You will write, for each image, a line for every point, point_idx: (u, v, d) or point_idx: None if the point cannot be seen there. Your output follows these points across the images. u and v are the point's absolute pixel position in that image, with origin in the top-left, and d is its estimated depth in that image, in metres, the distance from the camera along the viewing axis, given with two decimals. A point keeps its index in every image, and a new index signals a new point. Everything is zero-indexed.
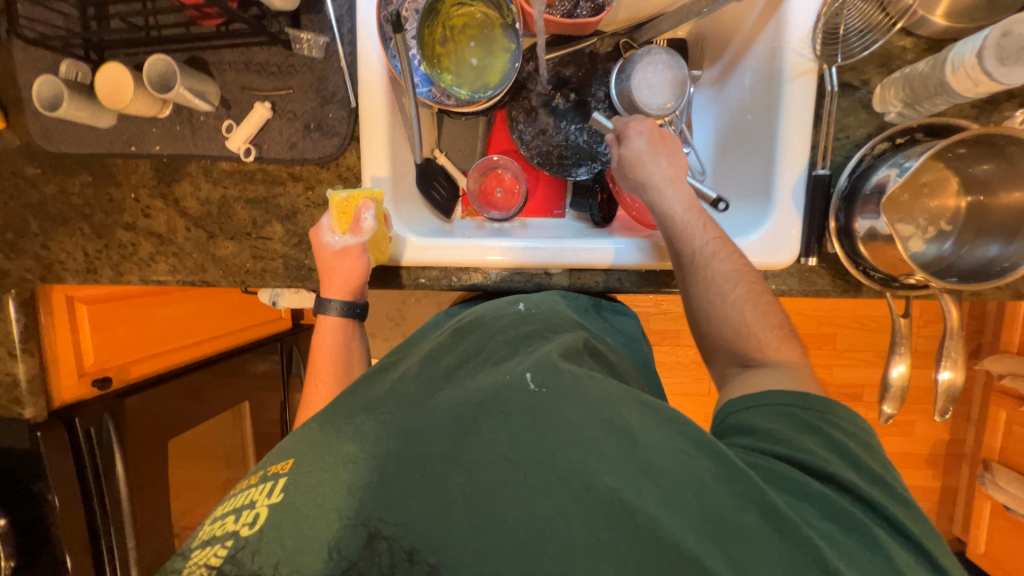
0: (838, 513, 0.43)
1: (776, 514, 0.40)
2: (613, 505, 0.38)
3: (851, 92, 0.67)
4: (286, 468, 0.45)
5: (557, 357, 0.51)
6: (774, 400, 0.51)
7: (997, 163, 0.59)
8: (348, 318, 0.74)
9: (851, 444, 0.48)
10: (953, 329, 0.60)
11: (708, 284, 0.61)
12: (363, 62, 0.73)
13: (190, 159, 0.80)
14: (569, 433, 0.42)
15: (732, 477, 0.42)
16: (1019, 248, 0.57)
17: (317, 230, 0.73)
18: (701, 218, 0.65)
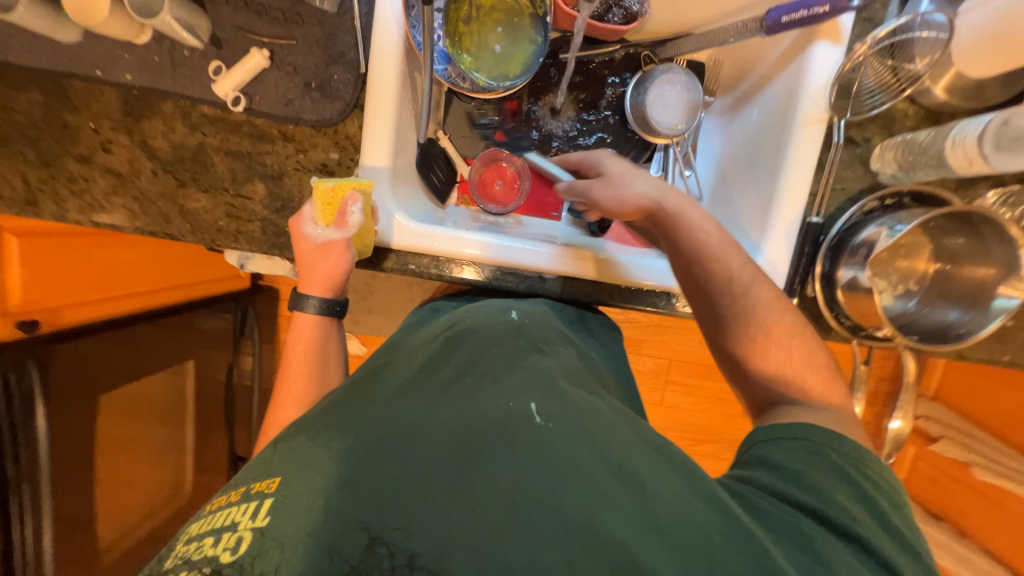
0: (852, 572, 0.42)
1: (772, 568, 0.40)
2: (621, 558, 0.37)
3: (853, 147, 0.70)
4: (273, 487, 0.42)
5: (561, 386, 0.51)
6: (797, 438, 0.53)
7: (968, 239, 0.64)
8: (327, 316, 0.73)
9: (876, 499, 0.48)
10: (908, 383, 0.65)
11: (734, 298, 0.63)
12: (379, 27, 0.68)
13: (166, 96, 0.72)
14: (576, 475, 0.41)
15: (740, 538, 0.42)
16: (975, 317, 0.64)
17: (297, 219, 0.69)
18: (712, 228, 0.65)
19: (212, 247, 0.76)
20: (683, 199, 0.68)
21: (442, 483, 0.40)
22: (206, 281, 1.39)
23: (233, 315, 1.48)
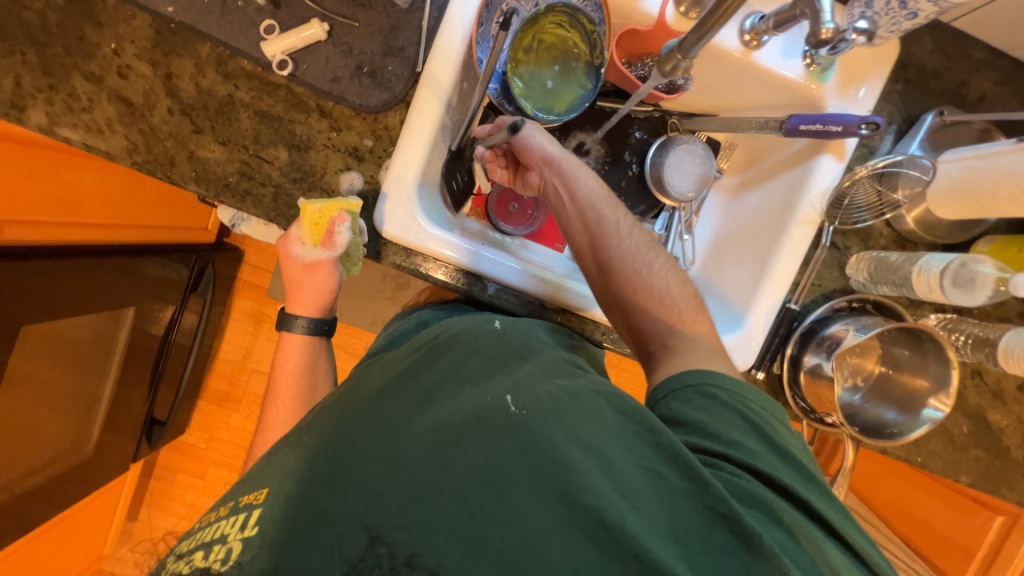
0: (774, 514, 0.47)
1: (736, 521, 0.42)
2: (593, 525, 0.41)
3: (834, 250, 0.80)
4: (261, 498, 0.45)
5: (534, 379, 0.52)
6: (703, 385, 0.56)
7: (913, 352, 0.73)
8: (316, 335, 0.75)
9: (768, 426, 0.54)
10: (846, 469, 0.73)
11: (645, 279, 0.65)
12: (446, 34, 0.69)
13: (205, 39, 0.69)
14: (550, 453, 0.44)
15: (698, 491, 0.44)
16: (906, 420, 0.73)
17: (284, 240, 0.70)
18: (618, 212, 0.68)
19: (213, 202, 0.72)
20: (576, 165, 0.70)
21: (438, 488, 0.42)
22: (169, 227, 1.33)
23: (191, 269, 1.41)
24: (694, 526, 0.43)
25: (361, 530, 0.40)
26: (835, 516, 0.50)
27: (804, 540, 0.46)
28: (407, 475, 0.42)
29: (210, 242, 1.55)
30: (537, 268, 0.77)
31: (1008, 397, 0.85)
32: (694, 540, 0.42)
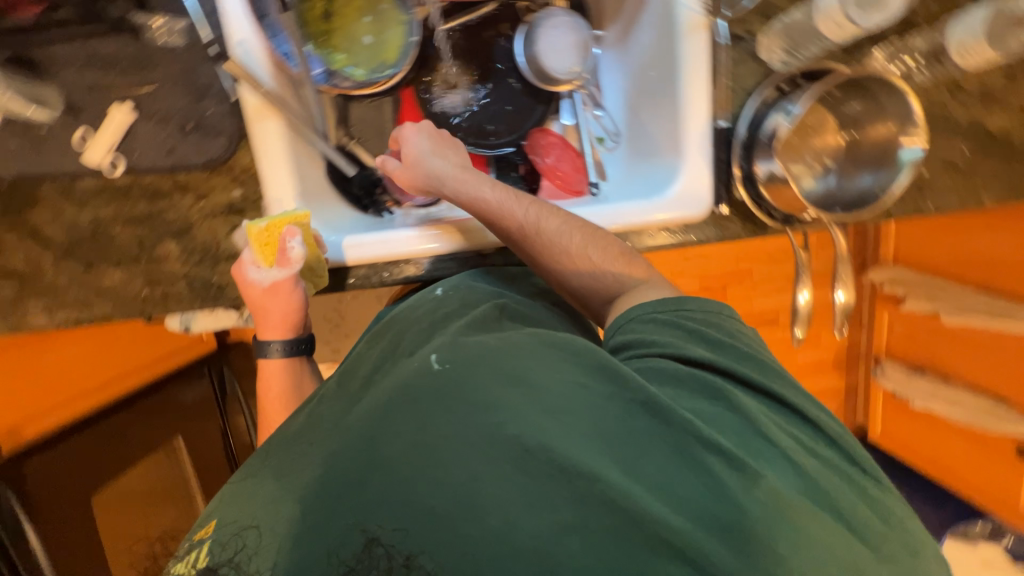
0: (710, 392, 0.51)
1: (654, 404, 0.46)
2: (516, 451, 0.41)
3: (739, 43, 0.71)
4: (209, 531, 0.50)
5: (462, 335, 0.54)
6: (642, 313, 0.59)
7: (864, 102, 0.66)
8: (295, 356, 0.75)
9: (704, 326, 0.57)
10: (843, 255, 0.68)
11: (550, 248, 0.66)
12: (234, 48, 0.64)
13: (41, 181, 0.67)
14: (471, 398, 0.45)
15: (619, 387, 0.47)
16: (886, 175, 0.66)
17: (238, 266, 0.68)
18: (512, 194, 0.69)
19: (143, 319, 0.73)
20: (467, 173, 0.72)
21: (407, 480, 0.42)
22: None
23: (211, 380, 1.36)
24: (618, 419, 0.45)
25: (357, 533, 0.40)
26: (774, 376, 0.55)
27: (740, 400, 0.50)
28: (374, 479, 0.42)
29: None
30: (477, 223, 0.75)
31: (1001, 93, 0.74)
32: (617, 432, 0.44)
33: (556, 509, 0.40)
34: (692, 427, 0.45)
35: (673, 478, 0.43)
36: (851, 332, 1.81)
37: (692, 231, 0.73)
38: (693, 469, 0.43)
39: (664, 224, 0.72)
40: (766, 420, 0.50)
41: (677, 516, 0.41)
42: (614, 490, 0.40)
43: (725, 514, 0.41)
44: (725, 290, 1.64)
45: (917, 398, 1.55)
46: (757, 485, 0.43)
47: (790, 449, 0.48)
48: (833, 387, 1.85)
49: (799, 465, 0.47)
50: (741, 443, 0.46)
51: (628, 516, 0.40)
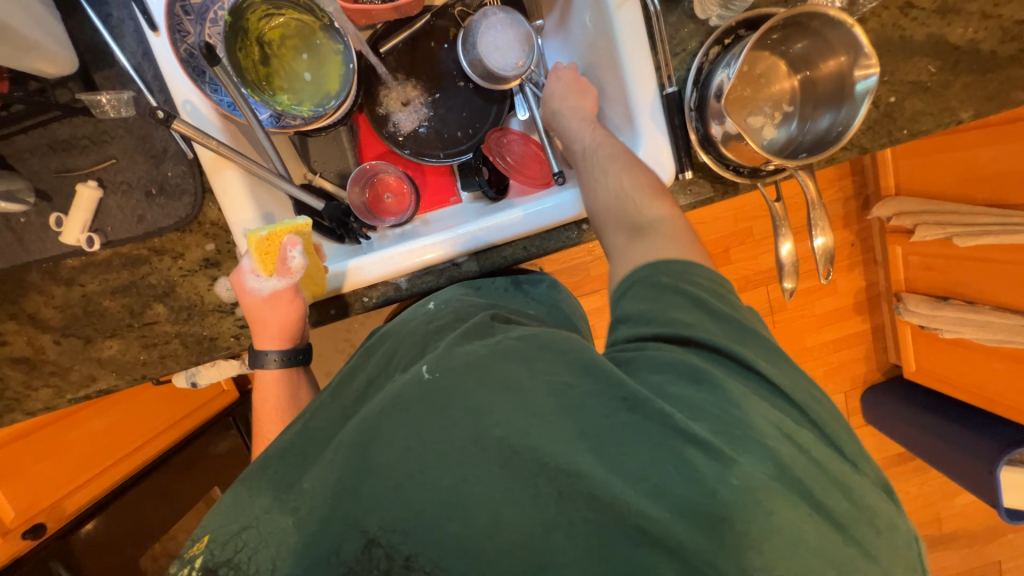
0: (691, 371, 0.46)
1: (633, 398, 0.43)
2: (506, 453, 0.42)
3: (675, 6, 0.70)
4: (202, 547, 0.47)
5: (455, 342, 0.52)
6: (643, 278, 0.53)
7: (811, 41, 0.64)
8: (292, 367, 0.74)
9: (710, 299, 0.51)
10: (815, 201, 0.67)
11: (604, 183, 0.64)
12: (182, 108, 0.66)
13: (29, 268, 0.70)
14: (464, 403, 0.45)
15: (601, 382, 0.44)
16: (847, 112, 0.62)
17: (237, 275, 0.69)
18: (599, 133, 0.70)
19: (148, 382, 0.76)
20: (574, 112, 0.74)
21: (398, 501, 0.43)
22: None
23: (237, 428, 1.40)
24: (597, 417, 0.43)
25: (356, 533, 0.42)
26: (778, 364, 0.49)
27: (730, 387, 0.45)
28: (364, 494, 0.43)
29: (239, 396, 1.42)
30: (470, 228, 0.76)
31: (959, 3, 0.71)
32: (596, 427, 0.43)
33: (542, 508, 0.40)
34: (671, 420, 0.42)
35: (650, 475, 0.40)
36: (865, 271, 1.76)
37: None
38: (670, 462, 0.41)
39: None
40: (762, 411, 0.44)
41: (649, 504, 0.39)
42: (596, 486, 0.40)
43: (697, 504, 0.39)
44: (727, 252, 1.60)
45: (942, 328, 1.50)
46: (736, 476, 0.40)
47: (785, 443, 0.42)
48: (856, 330, 1.80)
49: (793, 459, 0.42)
50: (725, 432, 0.42)
51: (602, 506, 0.40)
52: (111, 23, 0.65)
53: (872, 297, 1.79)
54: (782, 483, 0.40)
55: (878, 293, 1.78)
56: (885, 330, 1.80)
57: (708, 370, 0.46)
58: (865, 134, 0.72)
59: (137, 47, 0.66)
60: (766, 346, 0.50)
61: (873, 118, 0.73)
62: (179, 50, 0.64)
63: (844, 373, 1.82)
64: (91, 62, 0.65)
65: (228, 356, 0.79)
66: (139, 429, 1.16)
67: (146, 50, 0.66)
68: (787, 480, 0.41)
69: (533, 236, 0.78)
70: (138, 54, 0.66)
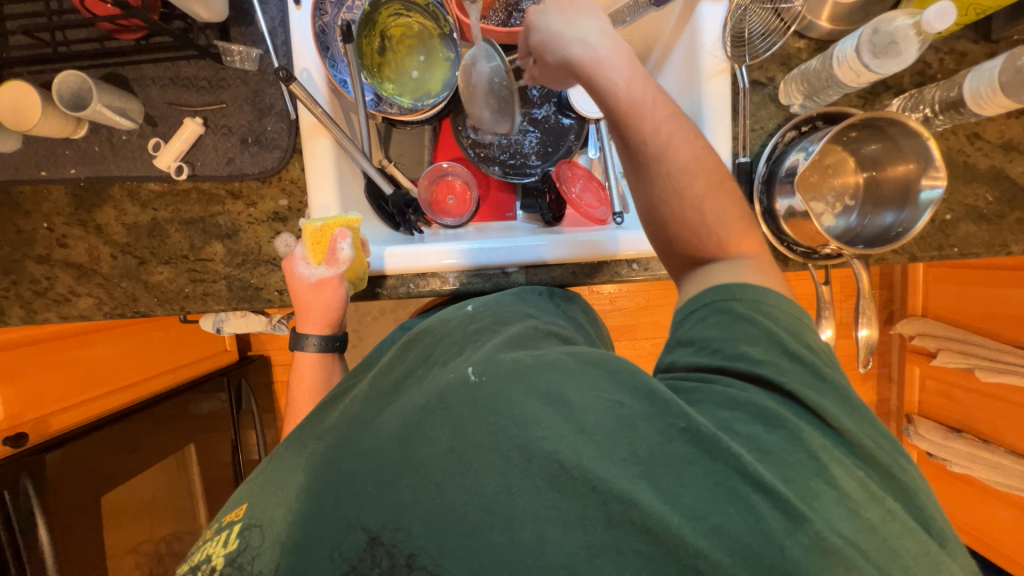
0: (767, 415, 0.46)
1: (696, 432, 0.44)
2: (554, 470, 0.43)
3: (760, 88, 0.76)
4: (239, 515, 0.52)
5: (501, 348, 0.54)
6: (709, 300, 0.55)
7: (883, 144, 0.68)
8: (329, 352, 0.75)
9: (786, 334, 0.51)
10: (866, 292, 0.69)
11: (666, 180, 0.60)
12: (301, 73, 0.72)
13: (112, 182, 0.74)
14: (509, 412, 0.46)
15: (659, 413, 0.45)
16: (910, 215, 0.65)
17: (289, 261, 0.71)
18: (647, 95, 0.61)
19: (183, 315, 0.77)
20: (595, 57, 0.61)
21: (426, 486, 0.44)
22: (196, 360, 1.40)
23: (227, 392, 1.43)
24: (654, 444, 0.44)
25: (358, 532, 0.44)
26: (857, 423, 0.48)
27: (809, 437, 0.45)
28: (406, 486, 0.45)
29: (237, 360, 1.58)
30: (499, 241, 0.80)
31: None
32: (653, 455, 0.44)
33: (589, 532, 0.41)
34: (736, 461, 0.43)
35: (711, 516, 0.41)
36: (878, 385, 1.75)
37: None
38: (733, 505, 0.41)
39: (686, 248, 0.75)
40: (843, 471, 0.44)
41: (708, 545, 0.40)
42: (650, 516, 0.40)
43: (761, 553, 0.39)
44: None
45: (953, 461, 1.45)
46: (804, 532, 0.40)
47: (864, 508, 0.43)
48: None
49: (868, 525, 0.42)
50: (797, 487, 0.42)
51: (651, 539, 0.40)
52: None
53: (882, 413, 1.76)
54: (857, 550, 0.41)
55: (888, 411, 1.76)
56: None
57: (785, 416, 0.46)
58: (916, 243, 0.76)
59: (277, 14, 0.72)
60: (839, 399, 0.49)
61: (928, 230, 0.76)
62: (316, 24, 0.71)
63: None
64: (232, 17, 0.71)
65: (263, 310, 0.81)
66: (137, 364, 1.21)
67: (284, 19, 0.72)
68: (861, 549, 0.41)
69: (580, 262, 0.80)
70: (276, 20, 0.72)
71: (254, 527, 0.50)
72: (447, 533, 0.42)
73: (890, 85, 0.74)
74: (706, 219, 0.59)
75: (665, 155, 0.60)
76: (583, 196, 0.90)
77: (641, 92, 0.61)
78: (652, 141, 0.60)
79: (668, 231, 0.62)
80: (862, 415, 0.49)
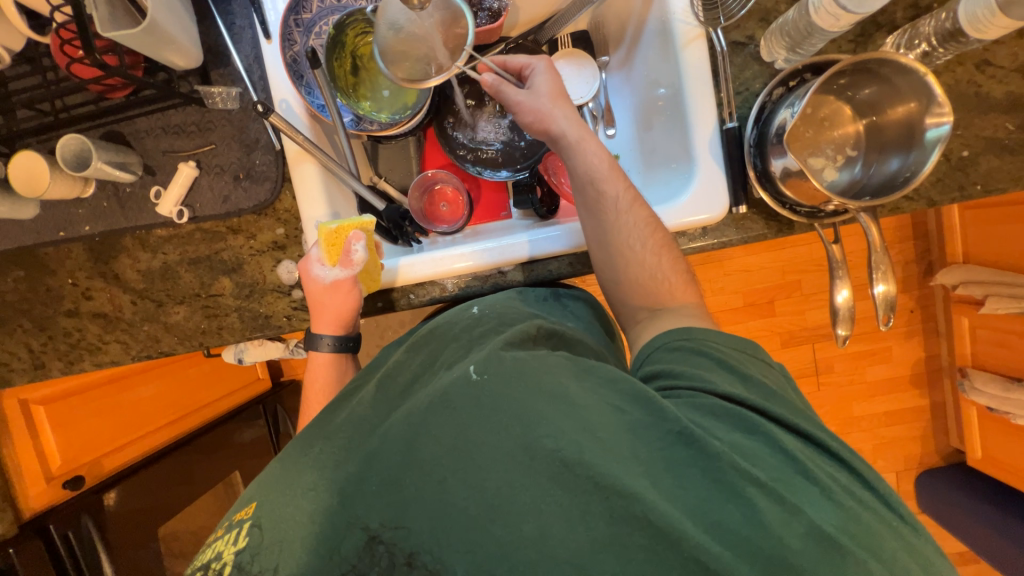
0: (741, 421, 0.48)
1: (689, 436, 0.45)
2: (556, 466, 0.43)
3: (741, 49, 0.73)
4: (249, 513, 0.52)
5: (502, 348, 0.54)
6: (670, 343, 0.58)
7: (879, 86, 0.64)
8: (341, 352, 0.76)
9: (740, 367, 0.54)
10: (877, 245, 0.65)
11: (620, 242, 0.66)
12: (280, 104, 0.74)
13: (124, 234, 0.78)
14: (510, 399, 0.47)
15: (658, 420, 0.46)
16: (917, 157, 0.61)
17: (305, 263, 0.73)
18: (611, 168, 0.67)
19: (203, 350, 0.81)
20: (572, 137, 0.68)
21: (427, 489, 0.44)
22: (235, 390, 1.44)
23: (265, 418, 1.48)
24: (656, 449, 0.45)
25: (358, 530, 0.45)
26: (818, 425, 0.51)
27: (782, 438, 0.47)
28: (411, 488, 0.45)
29: (270, 386, 1.61)
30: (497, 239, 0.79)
31: None
32: (654, 460, 0.44)
33: (593, 526, 0.41)
34: (729, 461, 0.44)
35: (710, 511, 0.41)
36: (924, 341, 1.64)
37: (710, 234, 0.74)
38: (731, 501, 0.42)
39: (684, 229, 0.72)
40: (820, 467, 0.47)
41: (708, 538, 0.40)
42: (654, 512, 0.40)
43: (760, 545, 0.40)
44: (773, 303, 1.57)
45: (1015, 414, 1.36)
46: (799, 524, 0.41)
47: (844, 497, 0.44)
48: (911, 404, 1.67)
49: (853, 515, 0.44)
50: (785, 483, 0.44)
51: (656, 531, 0.40)
52: (233, 30, 0.75)
53: (932, 369, 1.66)
54: (849, 537, 0.42)
55: (940, 367, 1.65)
56: (946, 408, 1.66)
57: (762, 422, 0.48)
58: (932, 186, 0.71)
59: (250, 52, 0.75)
60: (798, 406, 0.53)
61: (943, 170, 0.71)
62: (286, 56, 0.73)
63: (896, 449, 1.69)
64: (211, 61, 0.75)
65: (276, 336, 0.84)
66: (180, 401, 1.26)
67: (258, 54, 0.75)
68: (853, 535, 0.42)
69: (579, 253, 0.79)
70: (250, 57, 0.75)
71: (259, 527, 0.50)
72: (453, 532, 0.42)
73: (881, 23, 0.70)
74: (660, 274, 0.65)
75: (619, 222, 0.66)
76: (575, 185, 0.92)
77: (603, 159, 0.67)
78: (609, 208, 0.66)
79: (627, 282, 0.66)
80: (818, 419, 0.53)
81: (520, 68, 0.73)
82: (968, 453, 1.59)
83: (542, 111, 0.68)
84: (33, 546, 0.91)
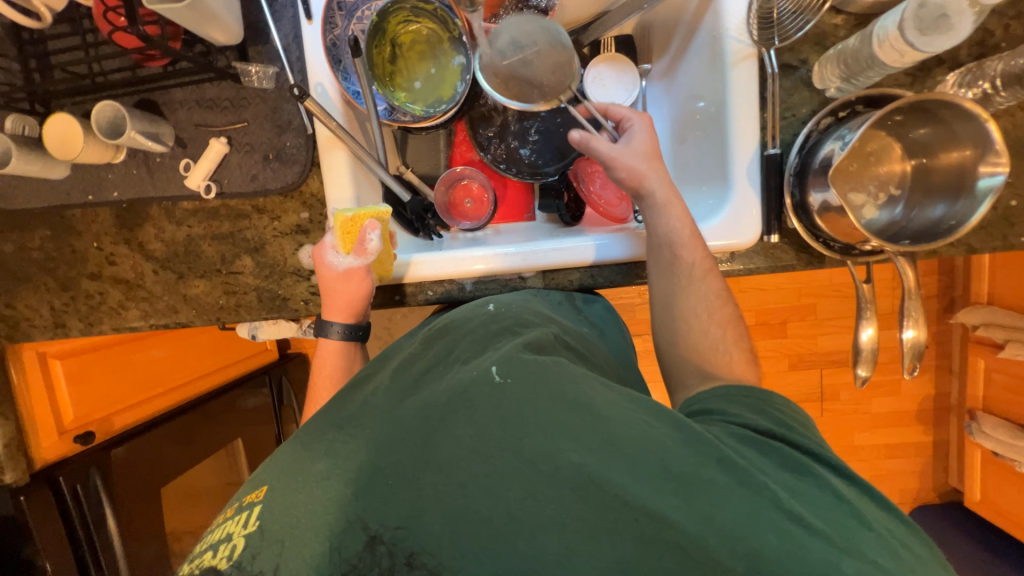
0: (790, 462, 0.49)
1: (729, 463, 0.45)
2: (576, 485, 0.42)
3: (792, 71, 0.71)
4: (260, 496, 0.51)
5: (522, 350, 0.54)
6: (721, 388, 0.58)
7: (934, 127, 0.61)
8: (350, 341, 0.76)
9: (785, 412, 0.55)
10: (911, 290, 0.64)
11: (688, 300, 0.66)
12: (316, 87, 0.74)
13: (150, 203, 0.78)
14: (526, 413, 0.47)
15: (689, 440, 0.47)
16: (965, 205, 0.59)
17: (319, 249, 0.73)
18: (694, 238, 0.66)
19: (220, 325, 0.82)
20: (661, 200, 0.67)
21: (436, 494, 0.44)
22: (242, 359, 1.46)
23: (270, 388, 1.51)
24: (688, 465, 0.44)
25: (359, 530, 0.44)
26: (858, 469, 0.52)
27: (830, 480, 0.48)
28: (421, 491, 0.45)
29: (277, 358, 1.63)
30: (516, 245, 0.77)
31: None
32: (690, 478, 0.44)
33: (600, 547, 0.41)
34: (768, 492, 0.44)
35: (749, 537, 0.41)
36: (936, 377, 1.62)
37: (738, 259, 0.72)
38: (772, 532, 0.41)
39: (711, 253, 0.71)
40: (868, 512, 0.47)
41: (746, 568, 0.39)
42: (681, 534, 0.40)
43: None
44: (786, 325, 1.55)
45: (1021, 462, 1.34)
46: (846, 563, 0.40)
47: (892, 543, 0.44)
48: (914, 439, 1.65)
49: (901, 560, 0.43)
50: (832, 522, 0.44)
51: (685, 557, 0.40)
52: (275, 8, 0.74)
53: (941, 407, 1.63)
54: None
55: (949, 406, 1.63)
56: (950, 447, 1.64)
57: (809, 463, 0.49)
58: (974, 233, 0.69)
59: (290, 31, 0.75)
60: None
61: (988, 218, 0.69)
62: (326, 39, 0.72)
63: (895, 482, 1.67)
64: (250, 37, 0.74)
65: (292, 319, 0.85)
66: (189, 366, 1.28)
67: (297, 34, 0.75)
68: None
69: (603, 266, 0.78)
70: (290, 37, 0.75)
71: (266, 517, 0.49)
72: (459, 541, 0.42)
73: (943, 59, 0.67)
74: (719, 340, 0.64)
75: (691, 280, 0.66)
76: (603, 193, 0.89)
77: (686, 227, 0.67)
78: (679, 266, 0.66)
79: (684, 344, 0.65)
80: None
81: (620, 118, 0.72)
82: (966, 494, 1.57)
83: (638, 169, 0.67)
84: (43, 494, 0.94)
